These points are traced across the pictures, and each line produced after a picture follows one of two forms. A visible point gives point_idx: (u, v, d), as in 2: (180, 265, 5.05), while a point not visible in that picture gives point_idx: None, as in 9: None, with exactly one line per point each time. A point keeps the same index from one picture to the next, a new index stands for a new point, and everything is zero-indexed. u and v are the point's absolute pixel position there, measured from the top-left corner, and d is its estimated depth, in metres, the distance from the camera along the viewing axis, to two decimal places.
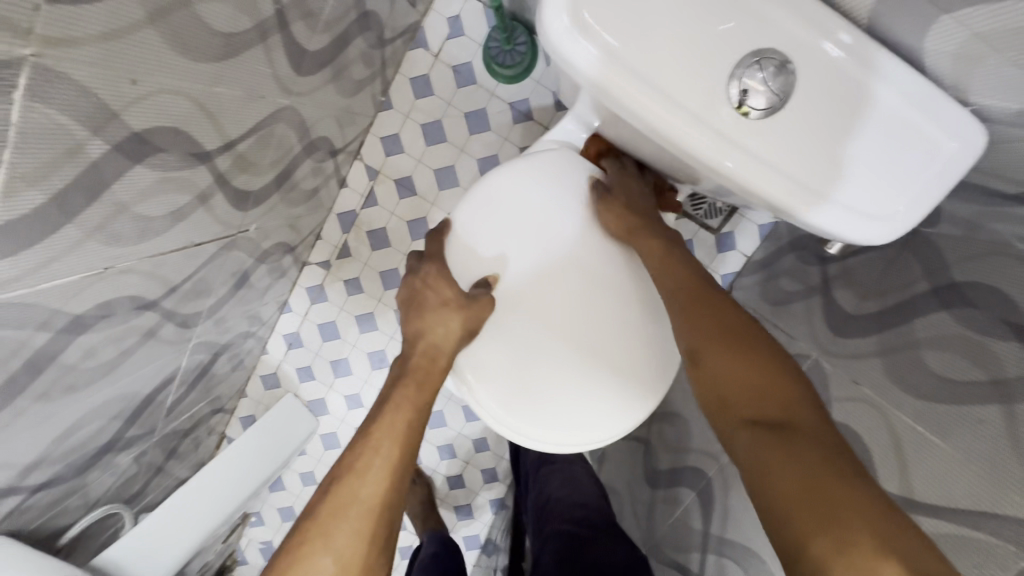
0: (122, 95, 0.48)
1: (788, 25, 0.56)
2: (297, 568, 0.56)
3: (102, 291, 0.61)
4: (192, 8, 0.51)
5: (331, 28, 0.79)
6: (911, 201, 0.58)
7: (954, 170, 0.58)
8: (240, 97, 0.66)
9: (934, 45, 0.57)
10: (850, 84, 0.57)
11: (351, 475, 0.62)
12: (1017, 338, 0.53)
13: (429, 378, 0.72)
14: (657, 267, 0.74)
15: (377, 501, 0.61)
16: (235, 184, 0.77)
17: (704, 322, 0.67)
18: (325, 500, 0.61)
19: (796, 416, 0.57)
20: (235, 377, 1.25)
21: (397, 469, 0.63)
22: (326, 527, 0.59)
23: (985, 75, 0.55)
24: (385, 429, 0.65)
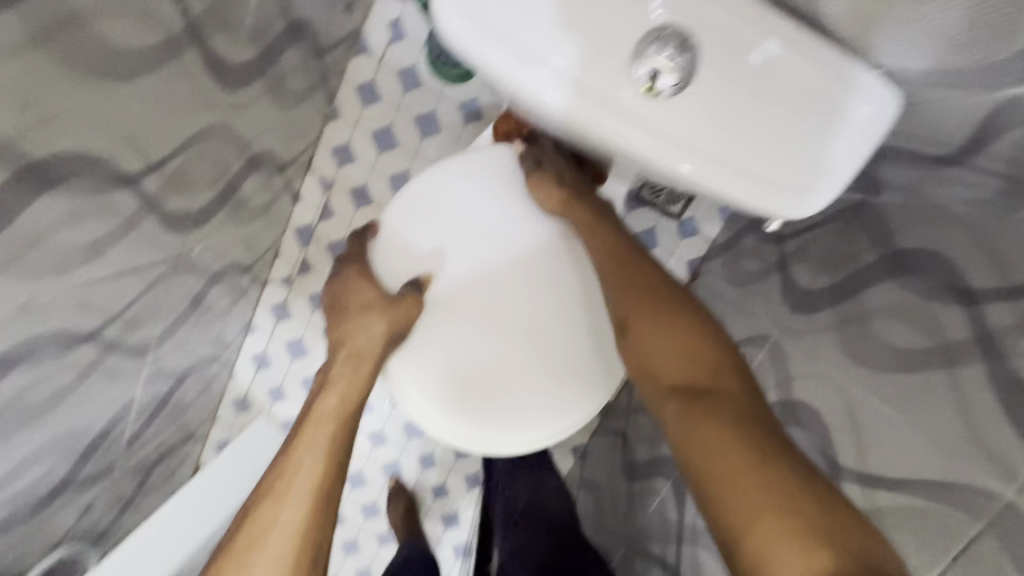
0: (15, 122, 0.46)
1: (688, 4, 0.55)
2: None
3: (27, 328, 0.59)
4: (85, 26, 0.49)
5: (256, 38, 0.76)
6: (817, 159, 0.58)
7: (868, 135, 0.58)
8: (161, 116, 0.64)
9: (832, 11, 0.57)
10: (757, 60, 0.56)
11: (270, 498, 0.61)
12: (961, 303, 0.53)
13: (356, 385, 0.70)
14: (591, 241, 0.72)
15: (297, 527, 0.59)
16: (170, 206, 0.75)
17: (638, 297, 0.67)
18: (243, 531, 0.60)
19: (719, 383, 0.60)
20: (203, 403, 1.23)
21: (317, 488, 0.62)
22: (245, 559, 0.58)
23: (889, 36, 0.56)
24: (305, 449, 0.64)
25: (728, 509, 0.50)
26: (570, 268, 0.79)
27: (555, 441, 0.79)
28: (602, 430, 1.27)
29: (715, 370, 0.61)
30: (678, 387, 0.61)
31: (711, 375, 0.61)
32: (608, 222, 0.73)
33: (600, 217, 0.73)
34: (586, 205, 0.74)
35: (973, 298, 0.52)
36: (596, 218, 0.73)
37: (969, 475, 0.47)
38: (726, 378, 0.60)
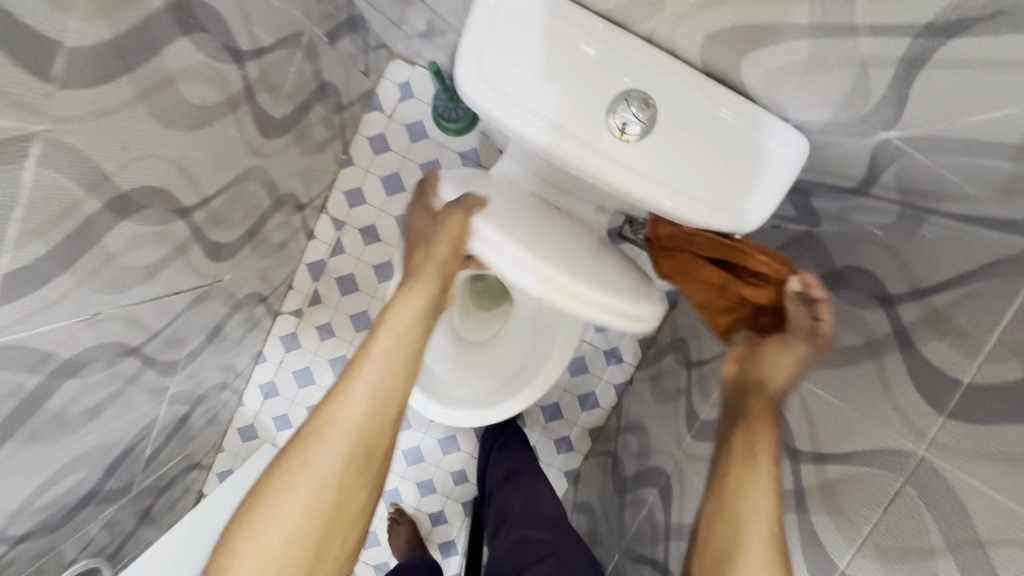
0: (114, 160, 0.57)
1: (649, 74, 0.67)
2: (285, 477, 0.63)
3: (89, 338, 0.67)
4: (174, 87, 0.61)
5: (293, 96, 0.90)
6: (759, 193, 0.70)
7: (792, 171, 0.69)
8: (215, 159, 0.75)
9: (750, 79, 0.65)
10: (708, 114, 0.68)
11: (334, 394, 0.67)
12: (883, 306, 0.65)
13: (418, 314, 0.74)
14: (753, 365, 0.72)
15: (358, 427, 0.66)
16: (211, 237, 0.85)
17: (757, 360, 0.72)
18: (311, 423, 0.66)
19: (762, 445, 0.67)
20: (211, 432, 1.28)
21: (378, 399, 0.67)
22: (307, 448, 0.64)
23: (791, 98, 0.63)
24: (372, 362, 0.69)
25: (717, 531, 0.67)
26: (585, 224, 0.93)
27: (635, 326, 0.79)
28: (594, 453, 1.34)
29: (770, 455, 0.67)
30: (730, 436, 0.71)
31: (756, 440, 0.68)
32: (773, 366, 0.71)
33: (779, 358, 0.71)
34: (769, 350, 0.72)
35: (892, 302, 0.64)
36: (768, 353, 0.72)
37: (892, 442, 0.56)
38: (764, 439, 0.68)
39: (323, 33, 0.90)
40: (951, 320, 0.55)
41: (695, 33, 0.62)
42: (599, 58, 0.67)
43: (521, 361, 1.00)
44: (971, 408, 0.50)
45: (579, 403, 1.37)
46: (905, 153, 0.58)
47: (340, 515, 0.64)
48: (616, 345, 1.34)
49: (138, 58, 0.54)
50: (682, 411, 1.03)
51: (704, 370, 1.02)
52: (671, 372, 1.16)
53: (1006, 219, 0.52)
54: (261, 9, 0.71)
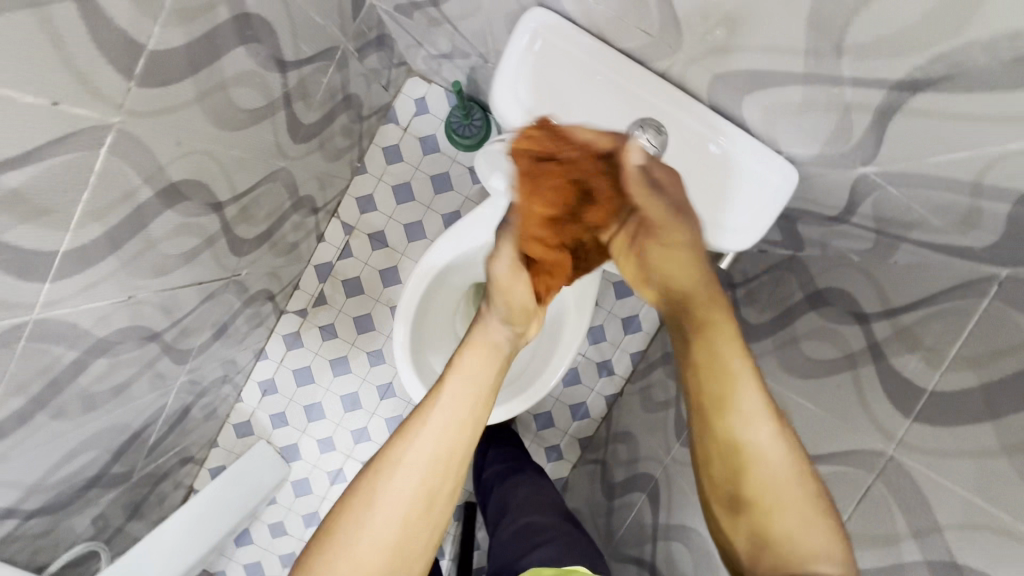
0: (170, 153, 0.62)
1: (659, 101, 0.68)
2: (343, 520, 0.55)
3: (122, 319, 0.71)
4: (227, 90, 0.66)
5: (322, 106, 0.95)
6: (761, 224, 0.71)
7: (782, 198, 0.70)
8: (250, 158, 0.80)
9: (757, 111, 0.64)
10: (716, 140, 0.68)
11: (399, 437, 0.58)
12: (858, 323, 0.73)
13: (489, 350, 0.63)
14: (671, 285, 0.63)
15: (419, 487, 0.56)
16: (236, 233, 0.89)
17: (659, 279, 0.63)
18: (370, 465, 0.58)
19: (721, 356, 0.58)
20: (207, 426, 1.29)
21: (443, 450, 0.57)
22: (361, 511, 0.55)
23: (792, 129, 0.63)
24: (439, 410, 0.58)
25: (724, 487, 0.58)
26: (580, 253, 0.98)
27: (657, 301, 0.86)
28: (583, 462, 1.39)
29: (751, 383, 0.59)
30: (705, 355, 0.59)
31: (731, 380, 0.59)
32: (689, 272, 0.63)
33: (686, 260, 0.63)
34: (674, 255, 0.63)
35: (866, 319, 0.71)
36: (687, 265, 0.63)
37: (868, 444, 0.63)
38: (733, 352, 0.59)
39: (354, 48, 0.96)
40: (917, 335, 0.63)
41: (705, 73, 0.64)
42: (621, 93, 0.69)
43: (520, 365, 1.04)
44: (933, 412, 0.57)
45: (570, 413, 1.41)
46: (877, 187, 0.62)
47: None
48: (608, 357, 1.39)
49: (202, 62, 0.59)
50: (670, 421, 1.09)
51: None
52: (661, 384, 1.21)
53: (964, 249, 0.59)
54: (306, 24, 0.77)
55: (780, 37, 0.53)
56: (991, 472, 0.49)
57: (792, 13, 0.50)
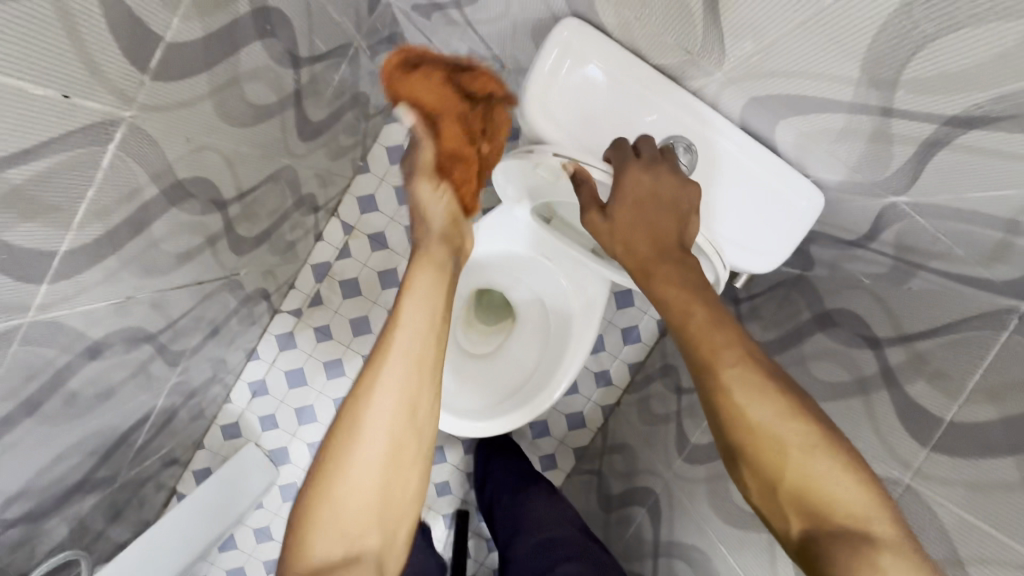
0: (179, 150, 0.59)
1: (692, 122, 0.67)
2: (335, 454, 0.53)
3: (117, 320, 0.67)
4: (240, 85, 0.63)
5: (330, 103, 0.92)
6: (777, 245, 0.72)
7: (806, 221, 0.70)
8: (257, 155, 0.77)
9: (786, 135, 0.64)
10: (748, 166, 0.67)
11: (371, 363, 0.54)
12: (871, 348, 0.73)
13: (441, 278, 0.58)
14: (646, 237, 0.52)
15: (394, 427, 0.53)
16: (238, 231, 0.86)
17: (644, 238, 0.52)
18: (344, 403, 0.54)
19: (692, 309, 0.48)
20: (193, 427, 1.24)
21: (405, 392, 0.54)
22: (332, 475, 0.52)
23: (821, 157, 0.63)
24: (394, 359, 0.54)
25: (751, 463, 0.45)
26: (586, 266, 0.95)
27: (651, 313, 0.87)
28: (577, 471, 1.39)
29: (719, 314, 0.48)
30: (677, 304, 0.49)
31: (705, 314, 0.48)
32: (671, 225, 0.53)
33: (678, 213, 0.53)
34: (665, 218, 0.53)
35: (878, 344, 0.72)
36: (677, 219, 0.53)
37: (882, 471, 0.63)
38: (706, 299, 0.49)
39: (366, 46, 0.94)
40: (931, 363, 0.63)
41: (740, 95, 0.63)
42: (647, 109, 0.68)
43: (524, 376, 1.03)
44: (951, 442, 0.57)
45: (566, 423, 1.40)
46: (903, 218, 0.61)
47: (398, 494, 0.54)
48: (606, 368, 1.39)
49: (217, 56, 0.56)
50: (671, 435, 1.08)
51: (695, 397, 1.07)
52: (660, 397, 1.21)
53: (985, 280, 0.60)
54: (321, 20, 0.74)
55: (834, 71, 0.52)
56: (1011, 506, 0.50)
57: (851, 50, 0.49)
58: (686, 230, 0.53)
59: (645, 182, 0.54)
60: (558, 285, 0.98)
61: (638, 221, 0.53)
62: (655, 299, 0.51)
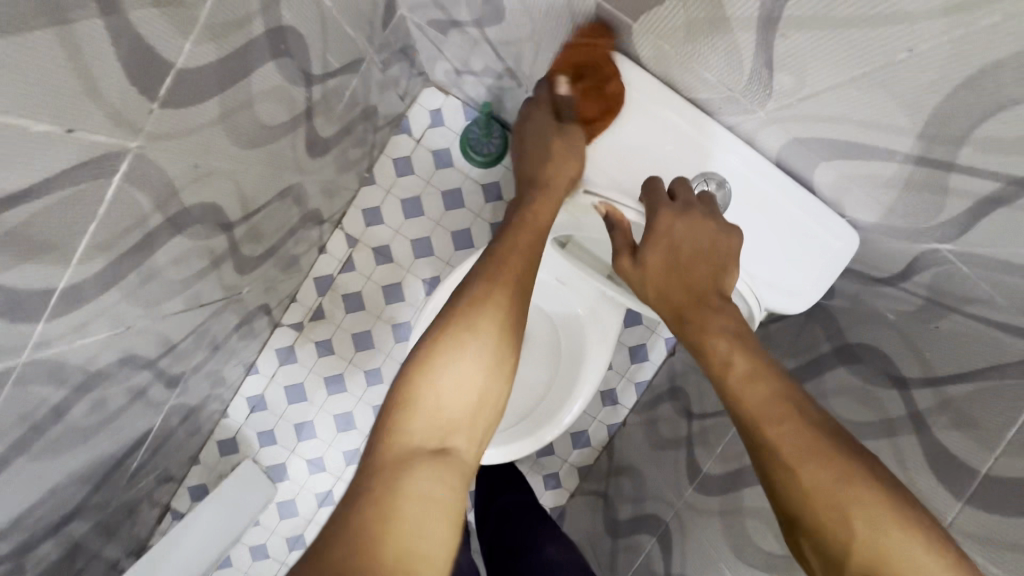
0: (186, 176, 0.56)
1: (726, 158, 0.64)
2: (447, 342, 0.57)
3: (116, 350, 0.64)
4: (252, 107, 0.60)
5: (341, 118, 0.89)
6: (798, 290, 0.66)
7: (840, 263, 0.66)
8: (265, 176, 0.74)
9: (823, 177, 0.62)
10: (783, 206, 0.63)
11: (483, 271, 0.62)
12: (897, 388, 0.71)
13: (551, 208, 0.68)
14: (673, 285, 0.55)
15: (500, 322, 0.60)
16: (243, 251, 0.82)
17: (669, 284, 0.56)
18: (455, 303, 0.60)
19: (733, 362, 0.49)
20: (190, 443, 1.20)
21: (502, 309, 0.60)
22: (436, 363, 0.56)
23: (857, 202, 0.61)
24: (507, 270, 0.62)
25: (813, 532, 0.42)
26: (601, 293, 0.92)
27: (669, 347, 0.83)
28: (581, 491, 1.36)
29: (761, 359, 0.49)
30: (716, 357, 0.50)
31: (745, 359, 0.49)
32: (696, 269, 0.55)
33: (707, 259, 0.55)
34: (695, 267, 0.55)
35: (906, 385, 0.70)
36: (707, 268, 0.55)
37: None
38: (747, 351, 0.50)
39: (378, 59, 0.90)
40: (964, 411, 0.61)
41: (781, 134, 0.61)
42: (679, 145, 0.65)
43: (534, 399, 1.01)
44: (988, 497, 0.55)
45: (571, 441, 1.38)
46: (948, 265, 0.56)
47: (490, 397, 0.57)
48: (613, 386, 1.37)
49: (230, 80, 0.53)
50: (682, 462, 1.06)
51: (706, 423, 1.06)
52: (669, 419, 1.19)
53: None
54: (336, 36, 0.71)
55: (880, 117, 0.51)
56: None
57: (908, 103, 0.48)
58: (722, 279, 0.55)
59: (675, 229, 0.56)
60: (573, 309, 0.95)
61: (664, 268, 0.56)
62: (694, 346, 0.52)
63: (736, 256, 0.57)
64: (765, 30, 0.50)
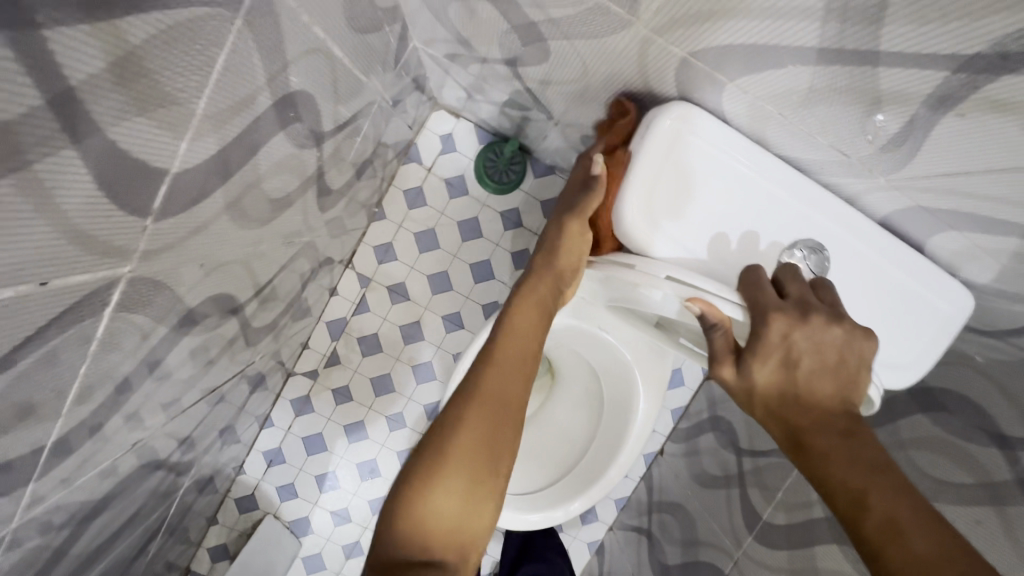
0: (189, 279, 0.47)
1: (819, 222, 0.60)
2: (444, 426, 0.54)
3: (121, 468, 0.56)
4: (259, 187, 0.51)
5: (351, 165, 0.80)
6: (889, 359, 0.61)
7: (950, 329, 0.60)
8: (274, 246, 0.65)
9: (939, 241, 0.56)
10: (883, 272, 0.60)
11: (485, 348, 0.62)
12: (995, 445, 0.64)
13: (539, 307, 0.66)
14: (798, 403, 0.49)
15: (505, 398, 0.57)
16: (252, 324, 0.74)
17: (787, 401, 0.49)
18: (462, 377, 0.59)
19: (868, 497, 0.42)
20: (207, 507, 1.13)
21: (506, 387, 0.57)
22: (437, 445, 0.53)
23: (979, 262, 0.54)
24: (506, 348, 0.61)
25: None
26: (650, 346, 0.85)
27: None
28: (620, 524, 1.30)
29: (907, 497, 0.42)
30: (848, 489, 0.43)
31: (881, 495, 0.42)
32: (821, 387, 0.49)
33: (834, 373, 0.49)
34: (821, 383, 0.49)
35: (1008, 444, 0.62)
36: (834, 385, 0.49)
37: None
38: (884, 481, 0.43)
39: (388, 96, 0.81)
40: None
41: (895, 203, 0.55)
42: (770, 209, 0.60)
43: (576, 449, 0.94)
44: None
45: None
46: None
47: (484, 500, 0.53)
48: None
49: (234, 166, 0.44)
50: (736, 505, 0.99)
51: (760, 461, 0.99)
52: (713, 452, 1.12)
53: None
54: (346, 85, 0.62)
55: None
56: None
57: None
58: (851, 391, 0.49)
59: (793, 341, 0.49)
60: (620, 361, 0.86)
61: (781, 385, 0.49)
62: (817, 477, 0.46)
63: (866, 364, 0.50)
64: (918, 109, 0.44)
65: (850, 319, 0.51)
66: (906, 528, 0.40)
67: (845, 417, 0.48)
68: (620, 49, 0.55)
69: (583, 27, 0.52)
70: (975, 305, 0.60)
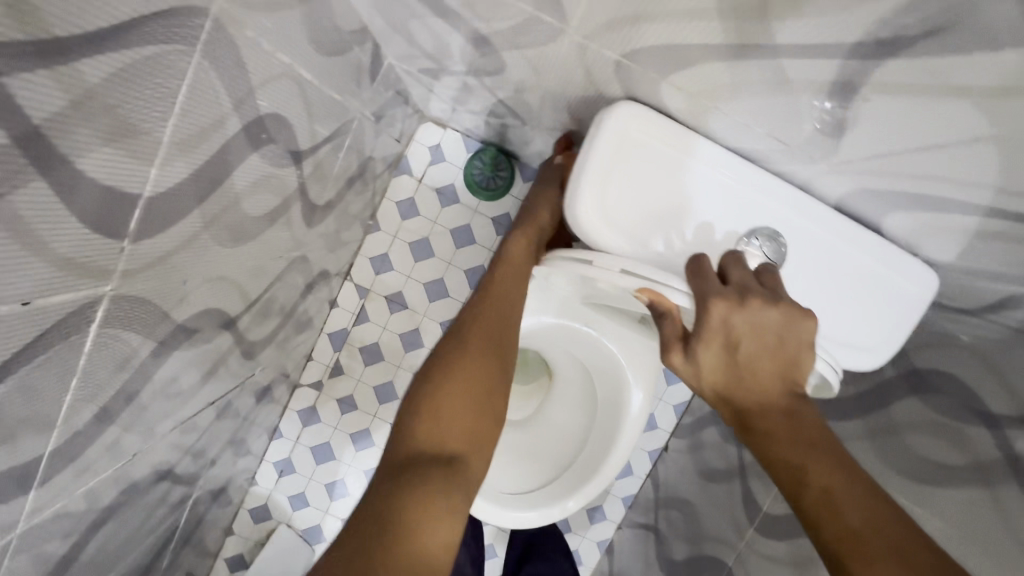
0: (175, 297, 0.50)
1: (775, 211, 0.62)
2: (444, 364, 0.69)
3: (125, 477, 0.59)
4: (238, 206, 0.54)
5: (337, 181, 0.83)
6: (858, 342, 0.62)
7: (914, 308, 0.62)
8: (263, 261, 0.68)
9: (894, 223, 0.60)
10: (842, 257, 0.62)
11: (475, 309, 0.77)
12: (984, 424, 0.63)
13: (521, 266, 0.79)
14: (743, 386, 0.50)
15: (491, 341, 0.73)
16: (248, 337, 0.77)
17: (734, 385, 0.50)
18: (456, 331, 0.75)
19: (808, 476, 0.45)
20: (222, 519, 1.16)
21: (492, 333, 0.73)
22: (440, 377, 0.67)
23: (942, 236, 0.56)
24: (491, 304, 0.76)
25: None
26: (637, 341, 0.85)
27: None
28: (628, 523, 1.30)
29: (841, 472, 0.45)
30: (790, 468, 0.46)
31: (818, 470, 0.45)
32: (765, 368, 0.50)
33: (775, 353, 0.50)
34: (764, 364, 0.50)
35: (995, 423, 0.61)
36: (775, 364, 0.50)
37: None
38: (822, 458, 0.46)
39: (370, 112, 0.84)
40: None
41: (849, 184, 0.58)
42: (729, 201, 0.62)
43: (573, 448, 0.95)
44: None
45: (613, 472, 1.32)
46: None
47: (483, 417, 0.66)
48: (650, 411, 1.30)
49: (209, 187, 0.47)
50: (738, 498, 0.99)
51: None
52: (715, 446, 1.12)
53: None
54: (321, 105, 0.65)
55: None
56: None
57: None
58: (792, 371, 0.50)
59: (732, 324, 0.50)
60: (608, 358, 0.87)
61: (727, 369, 0.51)
62: (763, 457, 0.48)
63: (807, 344, 0.51)
64: (854, 93, 0.47)
65: (789, 300, 0.52)
66: (841, 503, 0.43)
67: (789, 396, 0.50)
68: (575, 55, 0.57)
69: (537, 35, 0.55)
70: (947, 283, 0.60)
